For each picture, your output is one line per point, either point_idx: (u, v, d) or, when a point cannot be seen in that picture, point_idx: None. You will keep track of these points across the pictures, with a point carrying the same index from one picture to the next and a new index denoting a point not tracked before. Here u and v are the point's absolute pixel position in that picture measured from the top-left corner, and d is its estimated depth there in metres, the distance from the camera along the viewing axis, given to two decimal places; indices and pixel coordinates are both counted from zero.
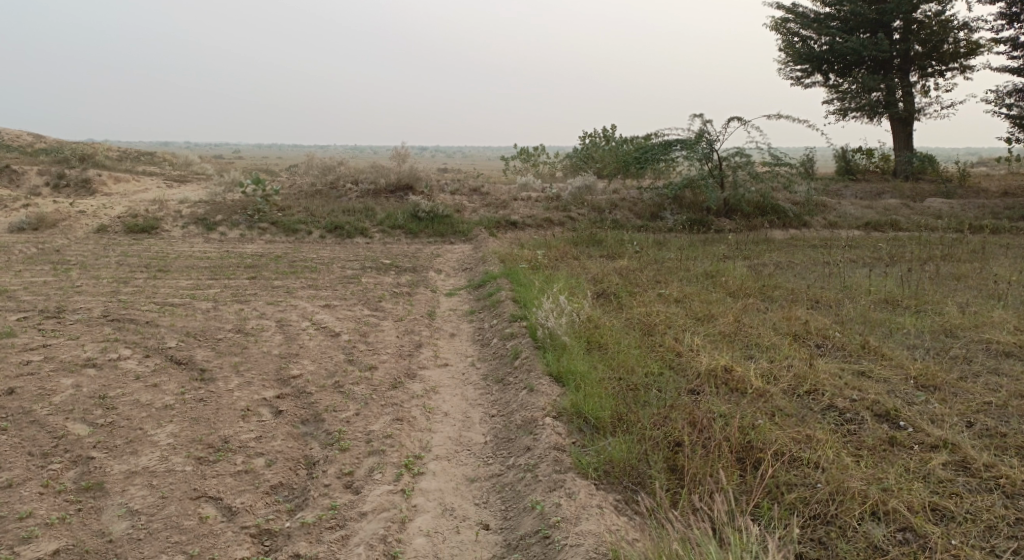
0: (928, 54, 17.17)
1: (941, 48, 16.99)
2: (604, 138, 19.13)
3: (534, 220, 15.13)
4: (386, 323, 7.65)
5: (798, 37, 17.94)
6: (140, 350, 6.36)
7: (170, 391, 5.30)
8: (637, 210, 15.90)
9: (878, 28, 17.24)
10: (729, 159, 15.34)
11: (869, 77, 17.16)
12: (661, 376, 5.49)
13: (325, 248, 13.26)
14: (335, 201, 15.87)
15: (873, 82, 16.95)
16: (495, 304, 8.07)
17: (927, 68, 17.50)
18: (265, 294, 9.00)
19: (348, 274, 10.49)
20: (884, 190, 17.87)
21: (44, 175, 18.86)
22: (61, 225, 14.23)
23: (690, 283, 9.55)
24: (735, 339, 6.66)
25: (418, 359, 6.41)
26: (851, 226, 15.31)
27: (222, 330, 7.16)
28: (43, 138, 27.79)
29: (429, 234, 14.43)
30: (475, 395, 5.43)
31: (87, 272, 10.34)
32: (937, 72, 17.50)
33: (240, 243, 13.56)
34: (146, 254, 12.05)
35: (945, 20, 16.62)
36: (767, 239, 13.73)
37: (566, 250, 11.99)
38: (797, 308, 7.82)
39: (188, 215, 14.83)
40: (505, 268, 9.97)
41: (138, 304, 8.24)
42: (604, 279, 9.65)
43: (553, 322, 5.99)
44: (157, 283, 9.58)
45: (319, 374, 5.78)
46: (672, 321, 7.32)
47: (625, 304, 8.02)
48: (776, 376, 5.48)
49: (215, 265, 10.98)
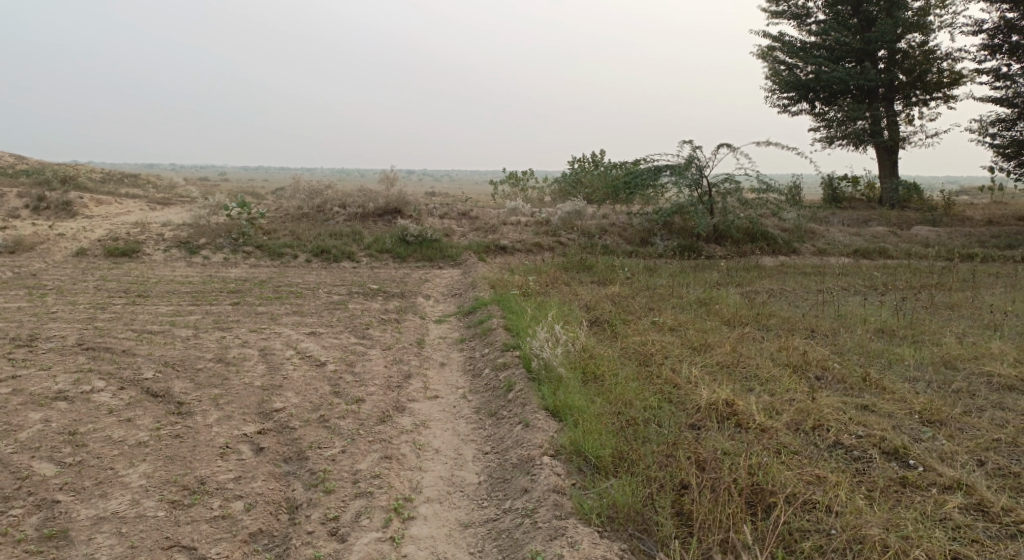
0: (912, 83, 17.27)
1: (925, 78, 17.10)
2: (593, 163, 19.06)
3: (524, 246, 14.97)
4: (374, 352, 7.40)
5: (784, 65, 18.01)
6: (115, 381, 6.08)
7: (145, 426, 5.03)
8: (627, 236, 15.77)
9: (863, 58, 17.36)
10: (719, 186, 15.26)
11: (854, 106, 17.23)
12: (660, 410, 5.30)
13: (311, 272, 13.01)
14: (321, 225, 15.65)
15: (859, 111, 17.01)
16: (486, 332, 7.85)
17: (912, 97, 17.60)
18: (248, 320, 8.74)
19: (334, 300, 10.24)
20: (871, 217, 17.89)
21: (24, 197, 18.53)
22: (40, 248, 13.90)
23: (683, 311, 9.38)
24: (733, 370, 6.49)
25: (407, 391, 6.16)
26: (841, 252, 15.26)
27: (203, 359, 6.89)
28: (25, 159, 27.45)
29: (417, 259, 14.21)
30: (467, 430, 5.20)
31: (64, 297, 10.04)
32: (921, 102, 17.61)
33: (224, 268, 13.28)
34: (127, 279, 11.75)
35: (928, 51, 16.83)
36: (758, 266, 13.63)
37: (556, 275, 11.81)
38: (794, 338, 7.66)
39: (171, 239, 14.55)
40: (495, 294, 9.76)
41: (115, 331, 7.95)
42: (597, 306, 9.46)
43: (548, 353, 5.77)
44: (136, 309, 9.29)
45: (304, 407, 5.52)
46: (667, 351, 7.14)
47: (619, 333, 7.82)
48: (778, 411, 5.31)
49: (197, 291, 10.70)
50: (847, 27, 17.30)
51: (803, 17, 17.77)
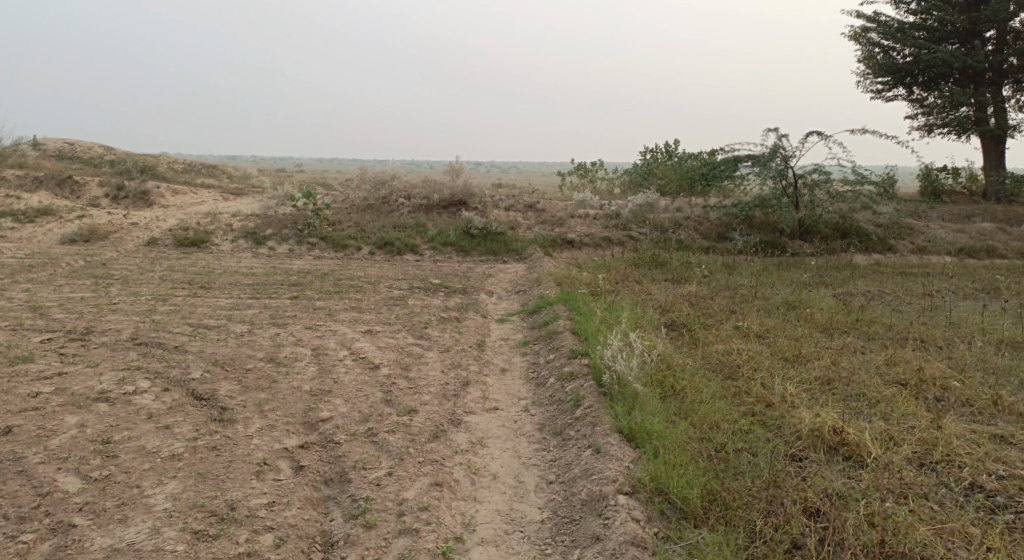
0: None
1: None
2: (666, 153, 18.17)
3: (593, 240, 14.31)
4: (431, 354, 6.91)
5: (878, 47, 16.65)
6: (160, 381, 5.77)
7: (182, 434, 4.68)
8: (704, 230, 14.88)
9: (969, 39, 15.90)
10: (806, 178, 14.09)
11: (958, 90, 15.77)
12: (754, 436, 4.71)
13: (374, 265, 12.70)
14: (387, 216, 15.35)
15: (965, 96, 15.53)
16: (552, 334, 7.26)
17: None
18: (306, 316, 8.39)
19: (394, 296, 9.81)
20: (974, 212, 16.44)
21: (104, 187, 18.93)
22: (113, 237, 14.02)
23: (770, 315, 8.59)
24: (835, 388, 5.84)
25: (465, 401, 5.64)
26: (941, 251, 14.03)
27: (253, 358, 6.54)
28: (113, 150, 28.33)
29: (482, 252, 13.72)
30: (529, 451, 4.65)
31: (129, 287, 9.97)
32: None
33: (288, 259, 13.10)
34: (192, 269, 11.67)
35: None
36: (849, 264, 12.61)
37: (627, 272, 11.12)
38: (902, 350, 7.00)
39: (239, 229, 14.50)
40: (563, 293, 9.16)
41: (171, 325, 7.71)
42: (672, 308, 8.74)
43: (623, 364, 5.10)
44: (196, 301, 9.10)
45: (351, 417, 5.07)
46: (755, 361, 6.44)
47: (699, 339, 7.12)
48: (895, 440, 4.73)
49: (258, 283, 10.47)
50: (950, 7, 15.87)
51: None
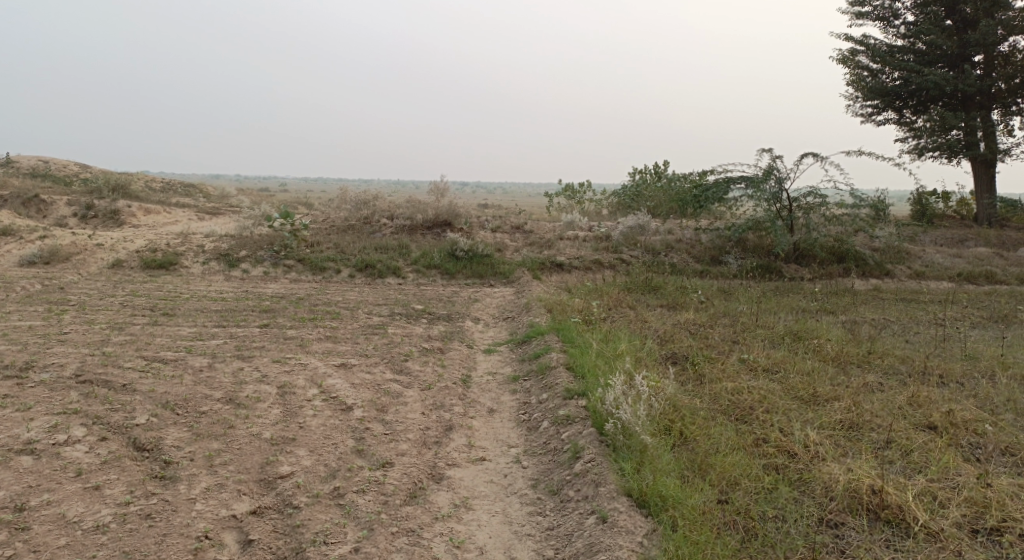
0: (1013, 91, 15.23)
1: None
2: (655, 174, 17.66)
3: (582, 263, 13.72)
4: (410, 393, 6.23)
5: (867, 70, 16.27)
6: (98, 429, 5.04)
7: (113, 498, 3.99)
8: (696, 253, 14.30)
9: (958, 63, 15.56)
10: (801, 201, 13.67)
11: (949, 114, 15.38)
12: (780, 497, 4.16)
13: (353, 289, 12.02)
14: (367, 238, 14.70)
15: (956, 119, 15.12)
16: (544, 370, 6.60)
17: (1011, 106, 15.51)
18: (274, 347, 7.69)
19: (372, 324, 9.13)
20: (969, 235, 16.02)
21: (73, 206, 18.12)
22: (76, 259, 13.24)
23: (776, 347, 8.02)
24: (862, 435, 5.26)
25: (446, 450, 4.97)
26: (940, 276, 13.57)
27: (209, 398, 5.81)
28: (89, 169, 27.51)
29: (467, 276, 13.09)
30: (521, 518, 4.09)
31: (84, 315, 9.22)
32: None
33: (262, 283, 12.39)
34: (158, 294, 10.92)
35: None
36: (849, 290, 12.11)
37: (620, 297, 10.52)
38: (923, 387, 6.44)
39: (211, 250, 13.76)
40: (553, 322, 8.53)
41: (123, 358, 6.98)
42: (672, 339, 8.12)
43: (628, 411, 4.55)
44: (156, 330, 8.36)
45: (316, 473, 4.39)
46: (767, 399, 5.84)
47: (706, 376, 6.51)
48: (940, 500, 4.18)
49: (227, 310, 9.76)
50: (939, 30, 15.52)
51: (890, 19, 16.02)
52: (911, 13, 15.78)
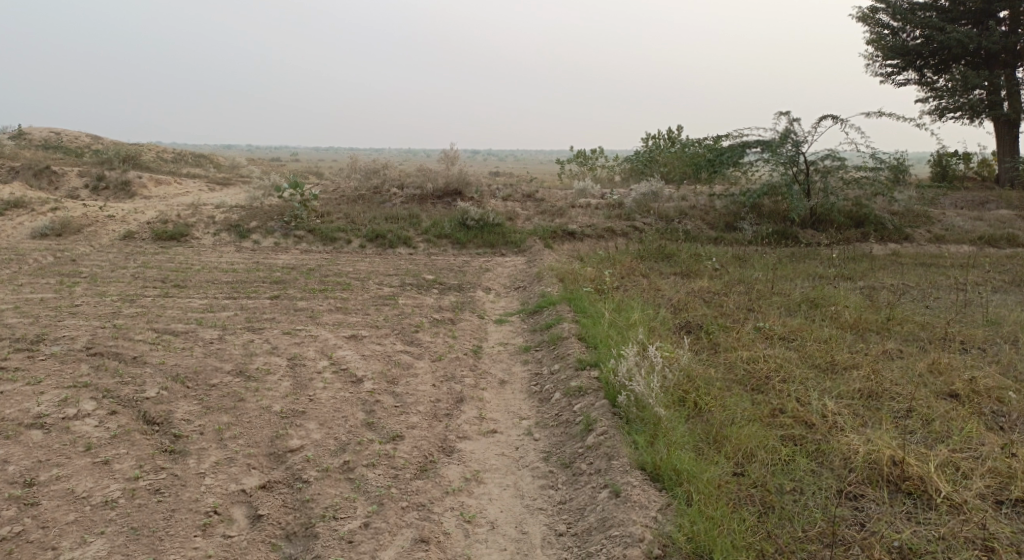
0: None
1: None
2: (668, 139, 17.38)
3: (594, 231, 13.57)
4: (421, 364, 6.17)
5: (887, 28, 15.82)
6: (108, 403, 5.02)
7: (122, 474, 3.98)
8: (710, 220, 14.09)
9: (982, 20, 15.07)
10: (818, 164, 13.39)
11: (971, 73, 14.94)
12: (797, 469, 4.09)
13: (364, 259, 11.96)
14: (378, 207, 14.59)
15: (979, 78, 14.69)
16: (555, 340, 6.52)
17: None
18: (285, 319, 7.65)
19: (383, 294, 9.07)
20: (989, 197, 15.70)
21: (84, 177, 18.10)
22: (87, 231, 13.22)
23: (792, 315, 7.89)
24: (881, 405, 5.16)
25: (457, 423, 4.92)
26: (960, 240, 13.31)
27: (219, 371, 5.77)
28: (100, 140, 27.47)
29: (478, 245, 12.98)
30: (533, 492, 4.05)
31: (95, 287, 9.20)
32: None
33: (273, 254, 12.34)
34: (169, 266, 10.91)
35: None
36: (866, 255, 11.91)
37: (634, 265, 10.39)
38: (943, 354, 6.31)
39: (222, 221, 13.72)
40: (566, 291, 8.43)
41: (134, 331, 6.96)
42: (686, 308, 8.01)
43: (641, 383, 4.48)
44: (166, 302, 8.34)
45: (326, 446, 4.35)
46: (783, 369, 5.74)
47: (721, 345, 6.41)
48: (963, 471, 4.09)
49: (238, 282, 9.72)
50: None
51: None
52: None
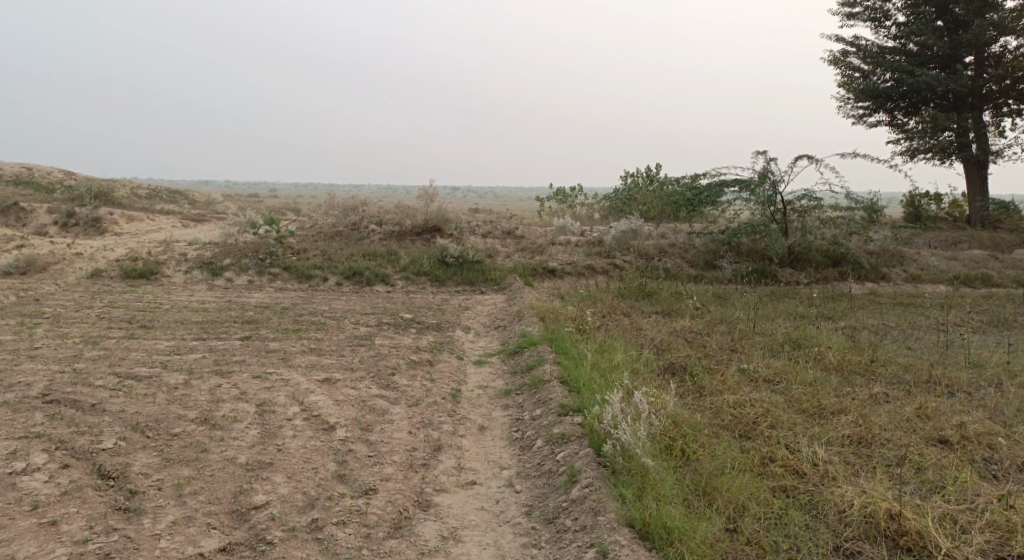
0: (1005, 92, 15.05)
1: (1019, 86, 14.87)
2: (647, 177, 17.40)
3: (575, 268, 13.44)
4: (397, 410, 5.91)
5: (858, 71, 16.06)
6: (61, 455, 4.72)
7: (70, 536, 3.80)
8: (690, 258, 14.03)
9: (950, 64, 15.36)
10: (796, 203, 13.43)
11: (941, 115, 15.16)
12: (791, 524, 3.91)
13: (340, 298, 11.70)
14: (355, 244, 14.37)
15: (948, 120, 14.90)
16: (537, 384, 6.29)
17: (1002, 107, 15.32)
18: (256, 362, 7.36)
19: (359, 334, 8.81)
20: (962, 237, 15.86)
21: (53, 213, 17.69)
22: (53, 269, 12.84)
23: (776, 355, 7.76)
24: (872, 451, 5.00)
25: (434, 474, 4.66)
26: (936, 279, 13.38)
27: (182, 419, 5.47)
28: (73, 175, 27.03)
29: (457, 283, 12.78)
30: (514, 552, 3.90)
31: (58, 328, 8.85)
32: (1014, 112, 15.31)
33: (247, 292, 12.04)
34: (137, 305, 10.57)
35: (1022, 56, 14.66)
36: (845, 294, 11.90)
37: (615, 304, 10.25)
38: (929, 398, 6.19)
39: (194, 259, 13.40)
40: (547, 331, 8.23)
41: (96, 375, 6.64)
42: (669, 348, 7.85)
43: (628, 432, 4.29)
44: (132, 344, 8.01)
45: (293, 503, 4.12)
46: (770, 413, 5.57)
47: (706, 388, 6.23)
48: (961, 524, 3.93)
49: (208, 322, 9.41)
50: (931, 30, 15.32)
51: (881, 20, 15.82)
52: (902, 14, 15.60)
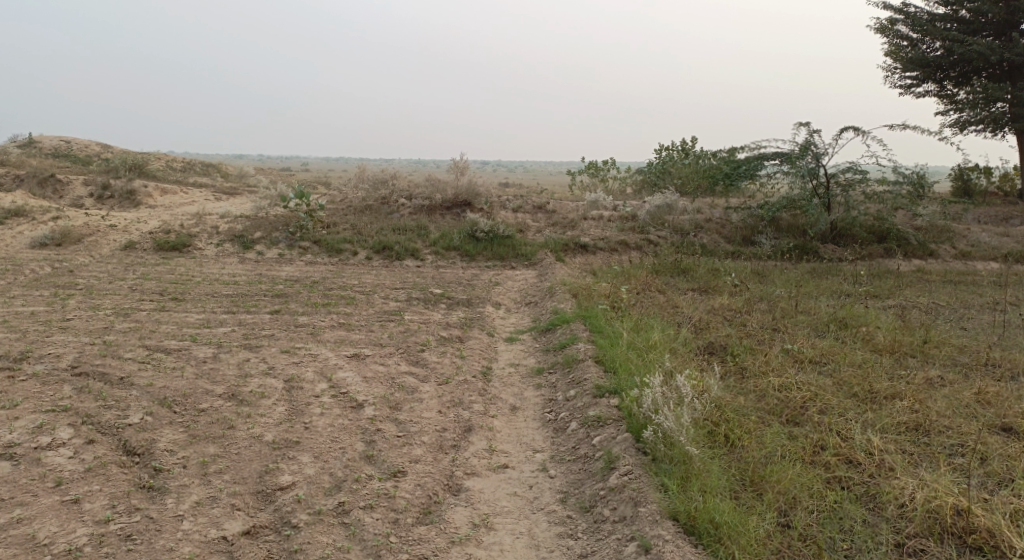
0: None
1: None
2: (682, 151, 16.93)
3: (607, 244, 13.15)
4: (427, 388, 5.75)
5: (907, 40, 15.36)
6: (86, 430, 4.64)
7: (92, 515, 3.71)
8: (727, 233, 13.64)
9: (1004, 31, 14.60)
10: (839, 177, 12.93)
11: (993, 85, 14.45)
12: (847, 519, 3.74)
13: (370, 272, 11.59)
14: (386, 218, 14.23)
15: (1001, 91, 14.18)
16: (571, 363, 6.07)
17: None
18: (284, 336, 7.26)
19: (388, 310, 8.67)
20: (1014, 212, 15.18)
21: (89, 186, 17.82)
22: (87, 241, 12.90)
23: (819, 336, 7.45)
24: (930, 439, 4.73)
25: (465, 456, 4.50)
26: (986, 257, 12.83)
27: (209, 394, 5.37)
28: (110, 148, 27.29)
29: (488, 257, 12.59)
30: (550, 542, 3.73)
31: (89, 300, 8.84)
32: None
33: (277, 265, 11.97)
34: (169, 277, 10.56)
35: None
36: (890, 271, 11.46)
37: (649, 280, 9.97)
38: (986, 382, 5.86)
39: (225, 232, 13.37)
40: (580, 308, 8.01)
41: (124, 348, 6.58)
42: (707, 327, 7.58)
43: (669, 418, 4.11)
44: (162, 317, 7.97)
45: (319, 484, 4.01)
46: (817, 396, 5.30)
47: (748, 370, 5.97)
48: None
49: (238, 295, 9.35)
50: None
51: None
52: None
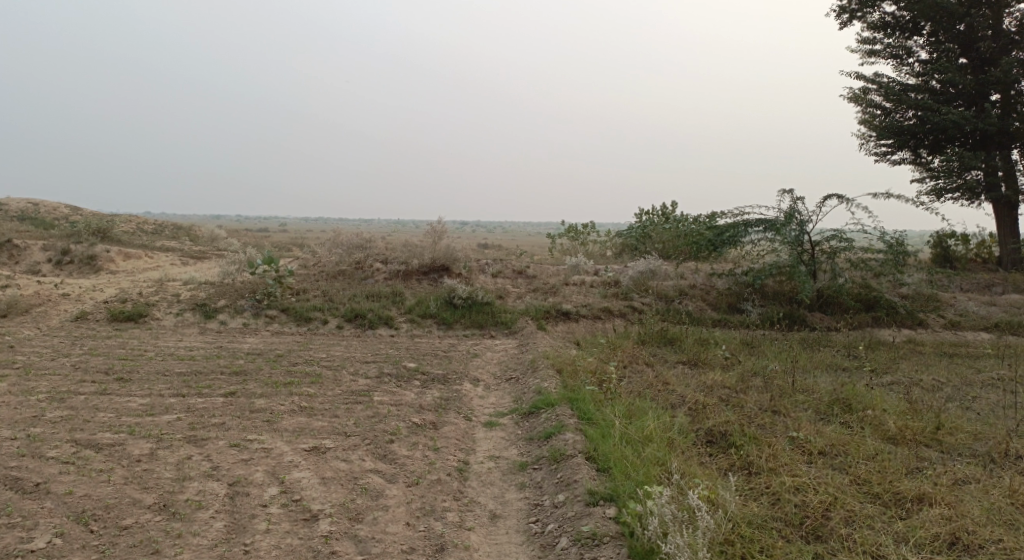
0: None
1: None
2: (662, 216, 16.51)
3: (590, 311, 12.57)
4: (393, 492, 5.00)
5: (880, 109, 15.19)
6: None
7: None
8: (713, 300, 13.07)
9: (976, 101, 14.36)
10: (824, 244, 12.57)
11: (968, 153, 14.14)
12: None
13: (340, 343, 10.87)
14: (359, 284, 13.58)
15: (976, 160, 13.88)
16: (558, 458, 5.36)
17: None
18: (237, 424, 6.48)
19: (356, 389, 7.93)
20: (997, 278, 14.82)
21: (48, 250, 16.97)
22: (37, 312, 12.07)
23: (823, 420, 6.83)
24: (973, 559, 4.22)
25: None
26: (977, 326, 12.42)
27: (138, 506, 4.61)
28: (79, 211, 26.49)
29: (466, 326, 11.94)
30: None
31: (24, 381, 8.02)
32: None
33: (240, 337, 11.21)
34: (120, 351, 9.76)
35: None
36: (883, 342, 10.96)
37: (636, 352, 9.34)
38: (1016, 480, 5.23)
39: (187, 300, 12.61)
40: (566, 389, 7.33)
41: (50, 443, 5.79)
42: (704, 410, 6.92)
43: (684, 558, 3.75)
44: (102, 402, 7.15)
45: None
46: (837, 500, 4.73)
47: (756, 467, 5.31)
48: None
49: (194, 372, 8.59)
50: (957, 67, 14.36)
51: (903, 56, 14.90)
52: (925, 50, 14.64)
